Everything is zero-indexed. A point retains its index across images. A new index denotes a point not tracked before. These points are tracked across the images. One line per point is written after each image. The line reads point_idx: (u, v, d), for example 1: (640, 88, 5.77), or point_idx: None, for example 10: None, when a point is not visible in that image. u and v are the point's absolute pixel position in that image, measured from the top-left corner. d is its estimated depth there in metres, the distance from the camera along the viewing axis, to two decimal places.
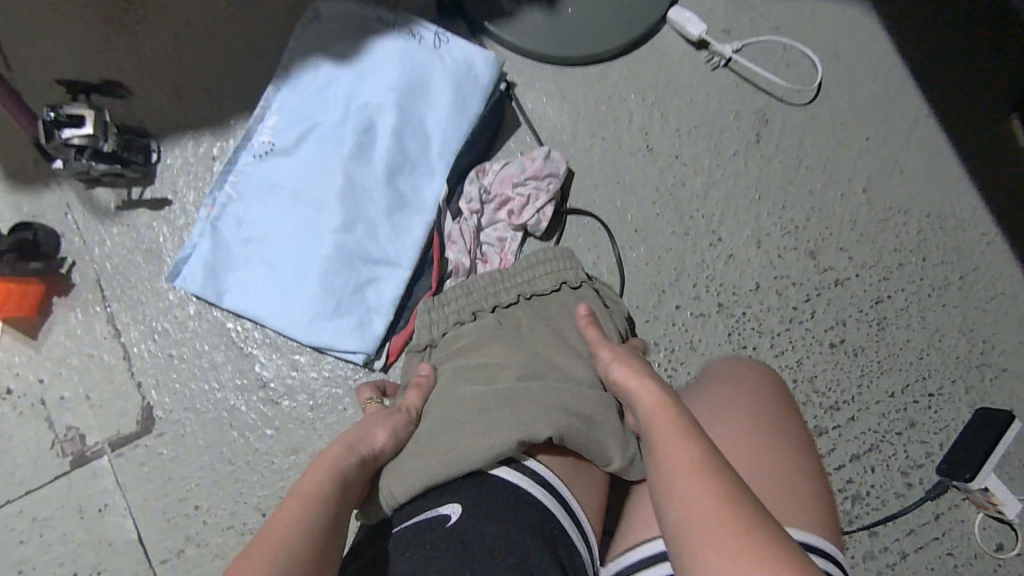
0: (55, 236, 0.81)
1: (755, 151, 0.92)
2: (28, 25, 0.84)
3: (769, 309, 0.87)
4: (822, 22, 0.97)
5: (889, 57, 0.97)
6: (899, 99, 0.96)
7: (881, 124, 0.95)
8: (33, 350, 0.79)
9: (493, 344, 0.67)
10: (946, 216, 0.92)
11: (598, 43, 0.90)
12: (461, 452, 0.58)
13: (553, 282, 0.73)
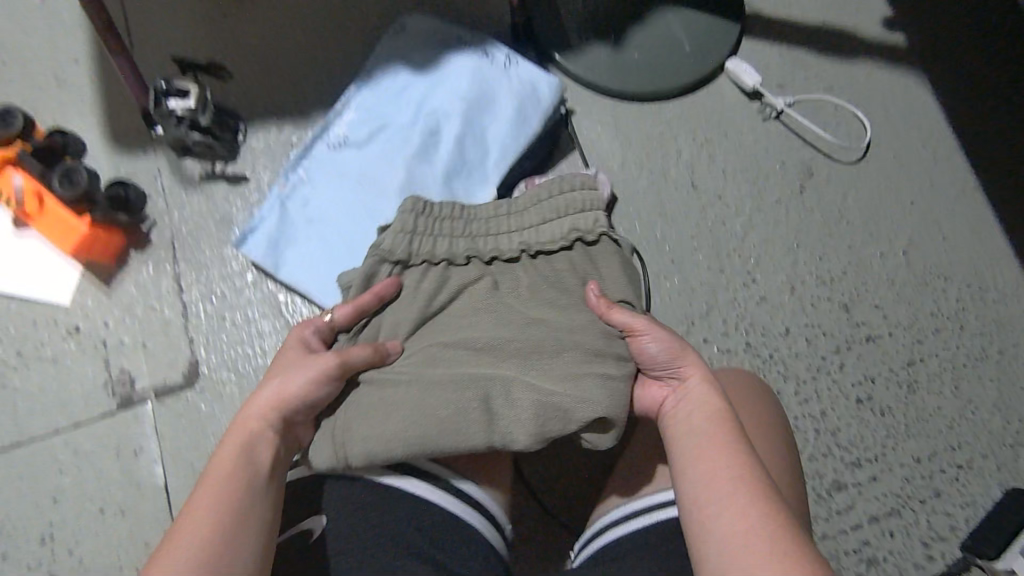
0: (143, 195, 0.89)
1: (798, 200, 0.95)
2: (155, 14, 0.96)
3: (797, 355, 0.88)
4: (877, 88, 1.01)
5: (940, 128, 1.00)
6: (948, 168, 0.98)
7: (927, 190, 0.97)
8: (105, 295, 0.86)
9: (484, 308, 0.72)
10: (987, 288, 0.93)
11: (657, 81, 0.96)
12: (428, 397, 0.66)
13: (564, 229, 0.76)
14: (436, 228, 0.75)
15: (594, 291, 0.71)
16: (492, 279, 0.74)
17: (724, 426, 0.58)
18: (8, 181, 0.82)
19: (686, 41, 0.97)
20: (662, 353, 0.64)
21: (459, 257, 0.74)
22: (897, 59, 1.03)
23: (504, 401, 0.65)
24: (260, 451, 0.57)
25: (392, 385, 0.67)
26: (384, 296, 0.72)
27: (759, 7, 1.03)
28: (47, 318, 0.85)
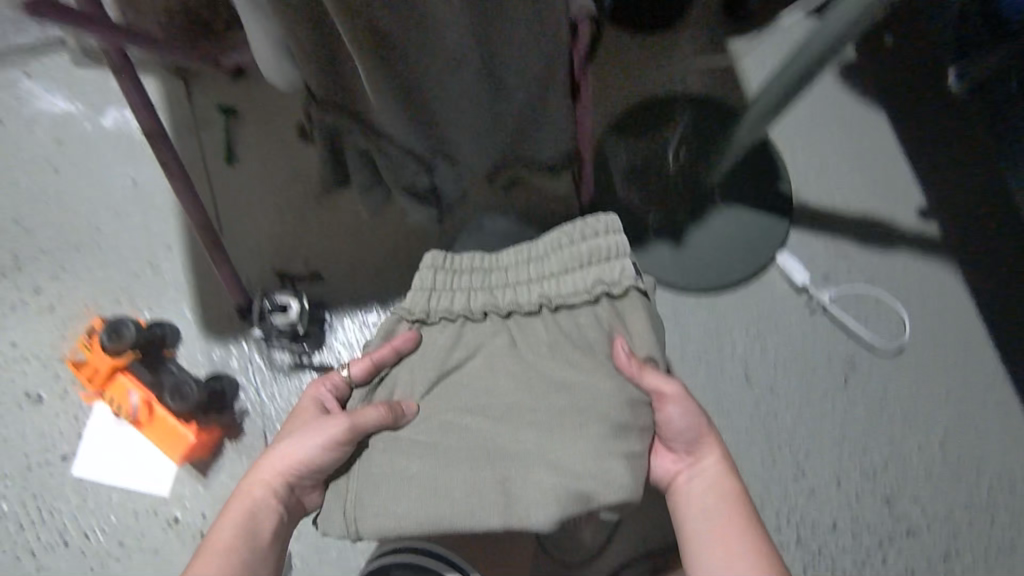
0: (238, 387, 0.95)
1: (843, 392, 1.03)
2: (249, 206, 1.03)
3: (843, 550, 0.96)
4: (915, 276, 1.08)
5: (972, 316, 1.07)
6: (979, 357, 1.05)
7: (960, 380, 1.04)
8: (202, 486, 0.92)
9: (505, 363, 0.67)
10: (1017, 479, 1.00)
11: (714, 275, 1.03)
12: (440, 474, 0.62)
13: (588, 282, 0.70)
14: (454, 281, 0.72)
15: (622, 347, 0.67)
16: (508, 332, 0.69)
17: (735, 506, 0.68)
18: (125, 398, 0.88)
19: (742, 238, 1.04)
20: (689, 430, 0.70)
21: (475, 312, 0.70)
22: (933, 248, 1.09)
23: (520, 478, 0.61)
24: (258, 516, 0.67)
25: (410, 449, 0.64)
26: (400, 350, 0.70)
27: (806, 195, 1.09)
28: (150, 508, 0.91)
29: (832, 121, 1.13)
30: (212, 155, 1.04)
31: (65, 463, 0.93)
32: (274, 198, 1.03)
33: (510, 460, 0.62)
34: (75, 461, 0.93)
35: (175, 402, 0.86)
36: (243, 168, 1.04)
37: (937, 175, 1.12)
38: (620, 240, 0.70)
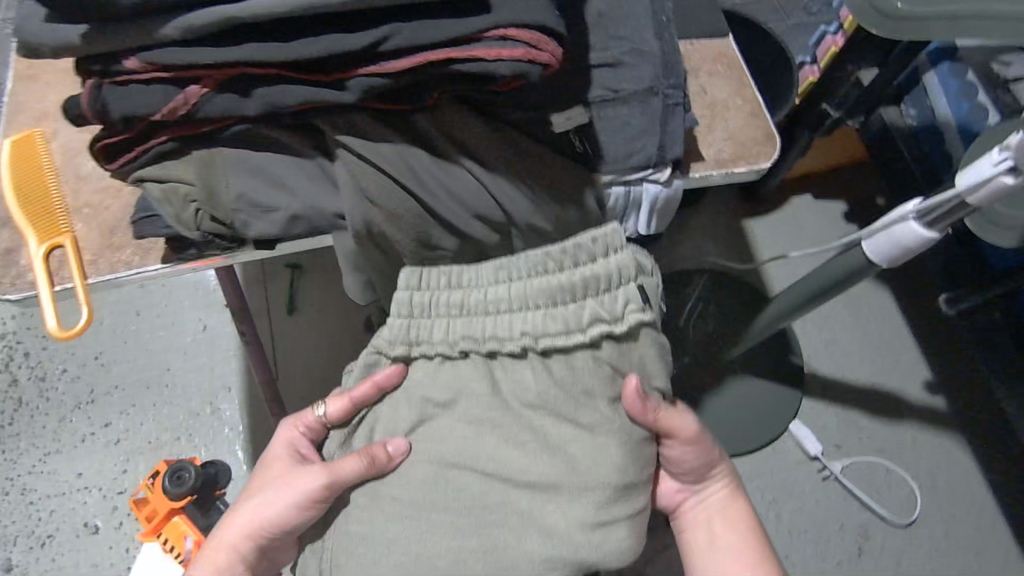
0: None
1: (855, 564, 1.05)
2: (303, 355, 1.13)
3: None
4: (922, 449, 1.11)
5: (982, 493, 1.09)
6: (990, 537, 1.06)
7: (973, 559, 1.05)
8: None
9: (490, 415, 0.62)
10: None
11: (729, 443, 1.09)
12: (427, 535, 0.59)
13: (580, 315, 0.62)
14: (434, 309, 0.64)
15: (637, 391, 0.61)
16: (488, 373, 0.63)
17: (743, 527, 0.71)
18: (179, 541, 0.94)
19: (755, 408, 1.11)
20: (698, 464, 0.71)
21: (453, 350, 0.64)
22: (942, 422, 1.13)
23: (508, 540, 0.58)
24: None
25: (389, 511, 0.61)
26: (384, 387, 0.66)
27: (814, 367, 1.17)
28: None
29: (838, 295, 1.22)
30: (275, 306, 1.16)
31: None
32: (327, 349, 1.14)
33: (507, 518, 0.59)
34: None
35: None
36: (300, 318, 1.16)
37: (942, 351, 1.18)
38: (623, 264, 0.62)
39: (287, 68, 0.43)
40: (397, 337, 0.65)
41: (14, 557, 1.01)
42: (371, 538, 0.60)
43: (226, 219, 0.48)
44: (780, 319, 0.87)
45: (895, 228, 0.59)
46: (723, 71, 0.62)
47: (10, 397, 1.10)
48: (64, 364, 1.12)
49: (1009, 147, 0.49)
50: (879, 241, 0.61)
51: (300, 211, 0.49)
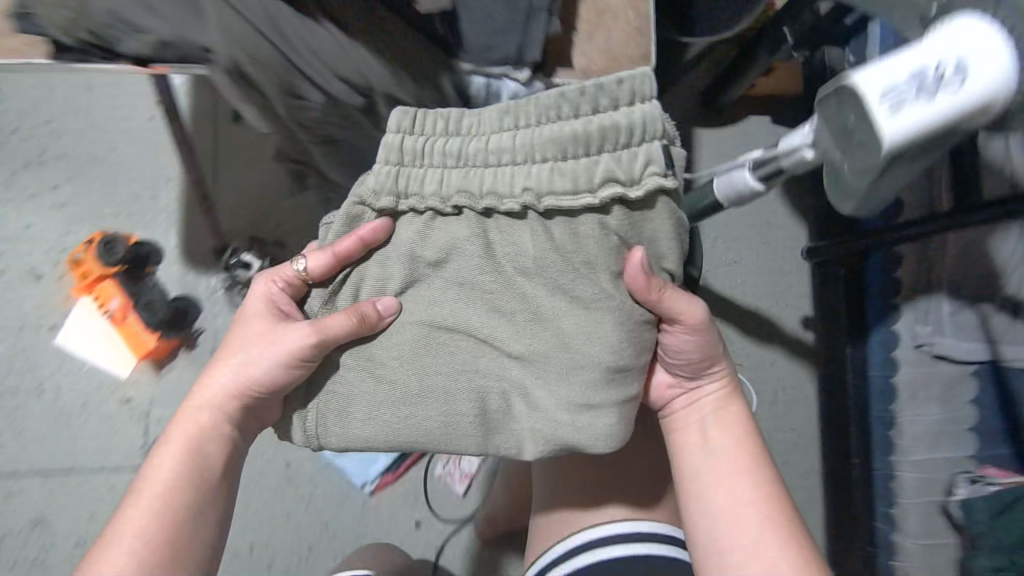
0: (198, 310, 1.15)
1: None
2: (237, 161, 1.18)
3: None
4: (775, 372, 1.24)
5: (812, 419, 1.22)
6: (804, 452, 1.21)
7: (783, 465, 1.21)
8: (154, 378, 1.14)
9: (481, 274, 0.63)
10: None
11: None
12: (428, 390, 0.65)
13: (590, 175, 0.57)
14: (425, 156, 0.63)
15: (640, 264, 0.59)
16: (482, 236, 0.62)
17: (735, 431, 0.72)
18: (108, 300, 1.08)
19: None
20: (695, 358, 0.71)
21: (445, 205, 0.62)
22: (804, 354, 1.24)
23: (506, 403, 0.65)
24: (214, 431, 0.66)
25: (382, 373, 0.66)
26: (370, 241, 0.65)
27: (709, 282, 1.26)
28: (111, 386, 1.14)
29: (756, 222, 1.28)
30: (220, 110, 1.20)
31: (50, 331, 1.15)
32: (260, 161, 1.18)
33: (501, 384, 0.65)
34: (59, 332, 1.14)
35: (149, 317, 1.08)
36: (241, 127, 1.20)
37: None
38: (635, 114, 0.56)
39: None
40: (379, 180, 0.64)
41: None
42: (359, 398, 0.66)
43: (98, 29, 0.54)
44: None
45: (734, 172, 0.63)
46: None
47: None
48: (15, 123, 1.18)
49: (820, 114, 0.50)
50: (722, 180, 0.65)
51: (169, 36, 0.55)
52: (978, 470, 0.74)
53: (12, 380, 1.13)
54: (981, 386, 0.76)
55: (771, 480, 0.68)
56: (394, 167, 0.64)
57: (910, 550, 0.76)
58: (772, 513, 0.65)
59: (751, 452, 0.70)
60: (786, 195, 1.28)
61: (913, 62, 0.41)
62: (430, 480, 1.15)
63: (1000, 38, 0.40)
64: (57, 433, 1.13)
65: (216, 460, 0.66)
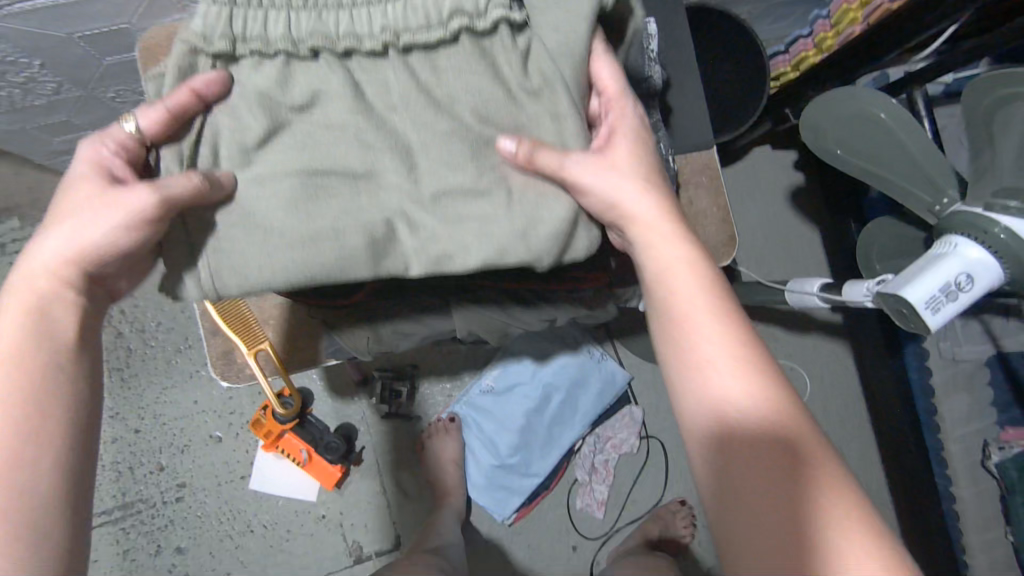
0: (358, 432, 1.39)
1: None
2: None
3: None
4: (817, 352, 1.52)
5: (853, 381, 1.52)
6: (853, 409, 1.51)
7: (839, 423, 1.51)
8: (339, 493, 1.38)
9: (352, 120, 0.57)
10: (864, 487, 1.48)
11: None
12: (324, 217, 0.56)
13: (439, 7, 0.56)
14: (265, 11, 0.55)
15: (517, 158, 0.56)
16: (349, 79, 0.57)
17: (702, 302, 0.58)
18: (297, 450, 1.30)
19: None
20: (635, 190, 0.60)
21: (298, 49, 0.56)
22: (835, 332, 1.52)
23: (429, 208, 0.57)
24: (70, 300, 0.55)
25: (247, 219, 0.56)
26: (204, 94, 0.55)
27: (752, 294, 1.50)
28: (307, 508, 1.37)
29: (779, 234, 1.47)
30: None
31: (245, 479, 1.36)
32: None
33: (385, 212, 0.57)
34: (252, 478, 1.36)
35: (330, 454, 1.29)
36: None
37: None
38: (580, 46, 0.56)
39: (422, 294, 0.78)
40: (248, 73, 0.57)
41: (162, 462, 1.35)
42: (230, 252, 0.56)
43: (385, 346, 0.81)
44: (738, 297, 1.18)
45: (806, 296, 0.90)
46: (705, 183, 0.84)
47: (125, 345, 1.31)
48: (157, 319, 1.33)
49: (876, 287, 0.75)
50: (797, 298, 0.92)
51: (428, 336, 0.80)
52: (1001, 435, 1.03)
53: (226, 525, 1.35)
54: (992, 373, 1.04)
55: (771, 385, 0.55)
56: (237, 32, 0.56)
57: (964, 498, 1.06)
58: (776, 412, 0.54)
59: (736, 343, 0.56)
60: (799, 206, 1.47)
61: (941, 279, 0.67)
62: (573, 511, 1.42)
63: (988, 259, 0.67)
64: (273, 557, 1.35)
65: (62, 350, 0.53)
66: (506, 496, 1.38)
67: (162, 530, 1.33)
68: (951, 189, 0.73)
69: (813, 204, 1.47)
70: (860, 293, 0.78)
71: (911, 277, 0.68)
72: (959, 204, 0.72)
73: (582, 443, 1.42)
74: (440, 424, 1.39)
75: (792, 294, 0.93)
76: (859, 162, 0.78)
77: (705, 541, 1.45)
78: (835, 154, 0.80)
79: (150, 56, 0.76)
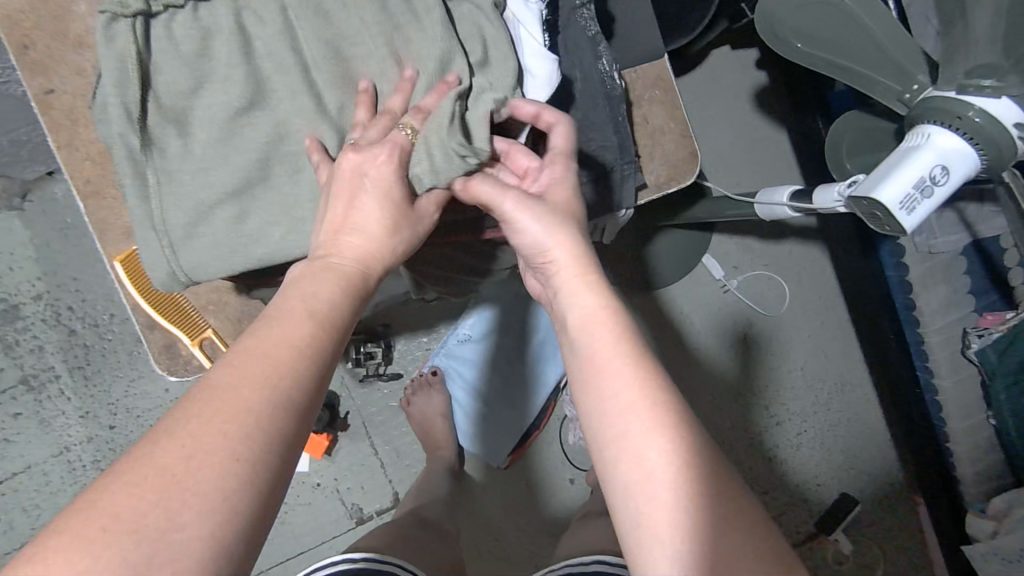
0: (339, 397, 1.36)
1: (743, 342, 1.49)
2: None
3: (738, 437, 1.48)
4: (793, 257, 1.50)
5: (830, 282, 1.51)
6: (832, 309, 1.51)
7: (818, 325, 1.51)
8: (329, 460, 1.36)
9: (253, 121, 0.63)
10: (844, 382, 1.50)
11: (662, 275, 1.43)
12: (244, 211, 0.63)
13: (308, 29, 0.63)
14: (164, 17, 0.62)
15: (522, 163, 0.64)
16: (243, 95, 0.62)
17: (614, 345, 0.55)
18: None
19: (683, 249, 1.43)
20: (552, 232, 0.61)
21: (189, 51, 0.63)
22: (809, 236, 1.50)
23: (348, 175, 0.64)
24: (342, 294, 0.56)
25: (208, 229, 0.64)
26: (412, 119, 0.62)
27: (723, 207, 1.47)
28: (301, 478, 1.35)
29: (747, 141, 1.40)
30: None
31: None
32: None
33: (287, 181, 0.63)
34: None
35: (314, 424, 1.28)
36: None
37: None
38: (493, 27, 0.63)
39: None
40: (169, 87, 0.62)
41: None
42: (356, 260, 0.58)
43: None
44: (708, 214, 1.15)
45: (773, 205, 0.86)
46: (660, 97, 0.78)
47: (79, 343, 1.25)
48: (109, 311, 1.26)
49: (847, 190, 0.71)
50: (765, 207, 0.88)
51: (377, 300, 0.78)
52: (979, 321, 1.02)
53: None
54: (969, 262, 1.03)
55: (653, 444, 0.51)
56: (188, 60, 0.62)
57: (945, 387, 1.07)
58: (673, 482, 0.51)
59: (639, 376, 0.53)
60: (764, 110, 1.41)
61: (915, 175, 0.63)
62: (565, 447, 1.40)
63: (965, 146, 0.62)
64: (275, 530, 1.34)
65: (322, 332, 0.53)
66: (496, 440, 1.37)
67: None
68: (920, 74, 0.68)
69: (779, 105, 1.40)
70: (831, 199, 0.74)
71: (883, 176, 0.64)
72: (930, 90, 0.67)
73: None
74: (421, 379, 1.37)
75: (762, 206, 0.89)
76: (821, 55, 0.72)
77: None
78: (795, 49, 0.73)
79: (13, 26, 0.66)
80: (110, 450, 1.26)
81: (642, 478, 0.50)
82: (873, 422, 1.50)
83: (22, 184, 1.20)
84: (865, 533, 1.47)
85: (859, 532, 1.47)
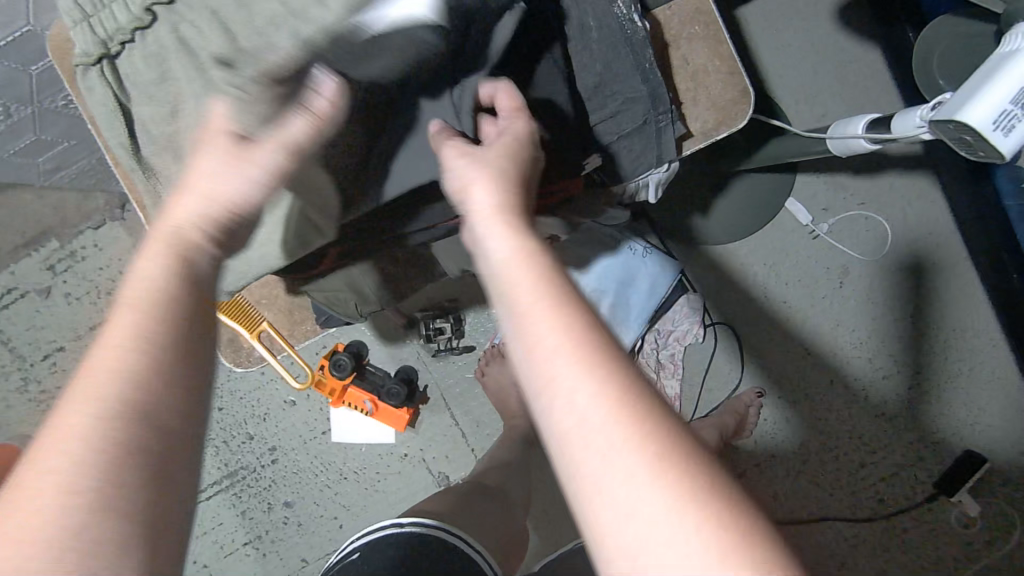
0: (417, 371, 1.41)
1: (839, 292, 1.35)
2: None
3: (838, 394, 1.35)
4: (894, 192, 1.33)
5: (942, 214, 1.33)
6: (947, 246, 1.33)
7: (930, 265, 1.33)
8: (414, 430, 1.42)
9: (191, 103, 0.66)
10: (965, 327, 1.33)
11: (741, 227, 1.33)
12: None
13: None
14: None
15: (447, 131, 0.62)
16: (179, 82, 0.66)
17: (548, 309, 0.43)
18: (362, 401, 1.34)
19: (761, 194, 1.32)
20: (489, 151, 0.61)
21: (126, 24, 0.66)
22: (912, 167, 1.33)
23: None
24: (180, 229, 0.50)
25: None
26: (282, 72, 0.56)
27: None
28: (389, 450, 1.41)
29: (831, 66, 1.24)
30: None
31: (326, 435, 1.41)
32: None
33: None
34: (333, 433, 1.41)
35: (393, 399, 1.33)
36: None
37: None
38: None
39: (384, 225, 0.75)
40: None
41: (251, 431, 1.40)
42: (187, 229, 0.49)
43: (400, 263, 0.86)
44: (787, 153, 1.04)
45: (850, 140, 0.75)
46: (700, 33, 0.71)
47: None
48: None
49: (931, 113, 0.60)
50: (839, 142, 0.77)
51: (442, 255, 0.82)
52: None
53: (321, 476, 1.41)
54: None
55: (606, 404, 0.40)
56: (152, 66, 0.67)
57: None
58: (633, 458, 0.38)
59: (572, 340, 0.42)
60: (851, 28, 1.24)
61: (1015, 85, 0.52)
62: None
63: None
64: (370, 497, 1.41)
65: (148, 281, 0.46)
66: None
67: (268, 490, 1.40)
68: None
69: (868, 21, 1.23)
70: (913, 125, 0.63)
71: (972, 91, 0.54)
72: None
73: (644, 342, 1.33)
74: (494, 350, 1.37)
75: (835, 141, 0.78)
76: None
77: (786, 416, 1.36)
78: None
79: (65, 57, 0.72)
80: (222, 429, 1.40)
81: (617, 491, 0.38)
82: (1003, 369, 1.32)
83: (120, 196, 1.28)
84: (996, 492, 1.30)
85: (987, 492, 1.31)
